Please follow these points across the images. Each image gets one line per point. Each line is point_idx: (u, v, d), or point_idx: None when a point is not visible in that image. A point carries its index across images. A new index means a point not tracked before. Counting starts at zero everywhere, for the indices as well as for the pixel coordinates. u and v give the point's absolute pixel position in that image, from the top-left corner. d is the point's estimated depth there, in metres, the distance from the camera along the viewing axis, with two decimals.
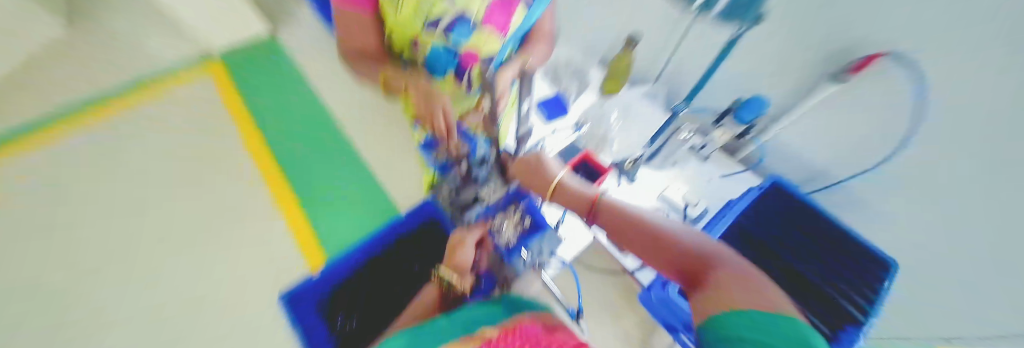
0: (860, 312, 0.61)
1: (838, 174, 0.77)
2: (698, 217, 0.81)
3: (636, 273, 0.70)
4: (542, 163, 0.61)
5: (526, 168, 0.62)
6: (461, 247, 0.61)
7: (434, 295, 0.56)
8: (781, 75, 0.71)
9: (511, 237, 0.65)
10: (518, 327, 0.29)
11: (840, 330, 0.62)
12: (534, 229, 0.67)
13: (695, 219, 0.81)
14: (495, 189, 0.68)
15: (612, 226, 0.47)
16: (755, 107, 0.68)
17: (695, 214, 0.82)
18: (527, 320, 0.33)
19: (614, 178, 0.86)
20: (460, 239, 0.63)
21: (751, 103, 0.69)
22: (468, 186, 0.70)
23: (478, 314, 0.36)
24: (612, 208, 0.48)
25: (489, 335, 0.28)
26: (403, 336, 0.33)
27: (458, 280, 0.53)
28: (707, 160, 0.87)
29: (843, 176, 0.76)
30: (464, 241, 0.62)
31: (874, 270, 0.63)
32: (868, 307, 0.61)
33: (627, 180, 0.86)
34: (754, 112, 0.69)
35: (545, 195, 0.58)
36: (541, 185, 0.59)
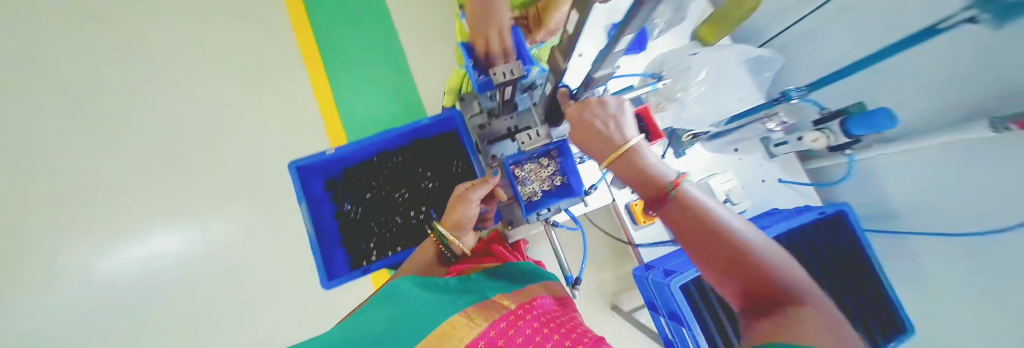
0: None
1: (907, 224, 0.64)
2: None
3: (640, 247, 0.69)
4: (609, 108, 0.40)
5: (590, 115, 0.39)
6: (462, 205, 0.46)
7: (429, 252, 0.49)
8: (926, 92, 0.53)
9: (537, 192, 0.53)
10: (532, 300, 0.35)
11: None
12: (565, 191, 0.53)
13: None
14: (538, 137, 0.42)
15: (676, 225, 0.38)
16: (882, 124, 0.51)
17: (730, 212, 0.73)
18: (532, 290, 0.40)
19: (661, 148, 0.75)
20: (462, 196, 0.47)
21: (877, 116, 0.52)
22: (505, 113, 0.50)
23: (490, 277, 0.43)
24: (688, 203, 0.36)
25: (505, 304, 0.35)
26: (427, 280, 0.40)
27: (462, 246, 0.49)
28: (772, 159, 0.75)
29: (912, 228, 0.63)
30: (467, 202, 0.46)
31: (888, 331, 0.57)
32: None
33: (673, 155, 0.74)
34: (878, 124, 0.52)
35: (603, 159, 0.40)
36: (603, 145, 0.39)
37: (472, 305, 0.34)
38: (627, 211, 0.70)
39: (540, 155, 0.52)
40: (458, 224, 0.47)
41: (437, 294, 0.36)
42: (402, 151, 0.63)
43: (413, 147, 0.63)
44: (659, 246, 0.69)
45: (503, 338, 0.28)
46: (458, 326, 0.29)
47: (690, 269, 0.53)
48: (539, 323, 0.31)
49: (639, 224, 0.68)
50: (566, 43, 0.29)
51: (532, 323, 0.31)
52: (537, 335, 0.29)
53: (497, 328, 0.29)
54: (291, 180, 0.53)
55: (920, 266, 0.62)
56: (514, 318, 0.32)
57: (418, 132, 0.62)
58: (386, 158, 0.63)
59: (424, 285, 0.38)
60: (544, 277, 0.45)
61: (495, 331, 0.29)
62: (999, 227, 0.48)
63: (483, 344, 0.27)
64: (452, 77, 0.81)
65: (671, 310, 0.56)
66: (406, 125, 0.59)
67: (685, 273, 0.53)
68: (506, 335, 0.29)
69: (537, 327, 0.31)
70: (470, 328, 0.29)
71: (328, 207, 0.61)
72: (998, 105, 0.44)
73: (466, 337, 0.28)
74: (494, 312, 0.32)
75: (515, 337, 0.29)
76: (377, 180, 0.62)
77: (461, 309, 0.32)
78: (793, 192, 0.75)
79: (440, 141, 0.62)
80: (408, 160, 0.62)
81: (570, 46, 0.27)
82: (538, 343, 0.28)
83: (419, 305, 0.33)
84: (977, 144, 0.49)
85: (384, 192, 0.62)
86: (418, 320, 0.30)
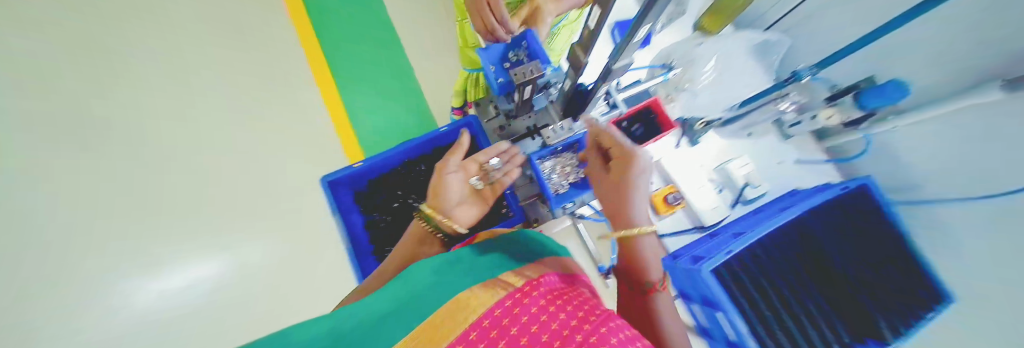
0: (892, 334, 0.51)
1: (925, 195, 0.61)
2: (753, 200, 0.72)
3: (665, 237, 0.72)
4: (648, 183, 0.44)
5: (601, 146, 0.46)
6: (438, 175, 0.44)
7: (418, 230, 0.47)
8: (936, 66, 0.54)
9: (563, 184, 0.52)
10: (537, 277, 0.32)
11: (860, 343, 0.53)
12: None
13: (749, 201, 0.72)
14: (563, 131, 0.49)
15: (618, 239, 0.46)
16: (894, 94, 0.56)
17: (751, 196, 0.72)
18: (549, 265, 0.38)
19: (674, 138, 0.76)
20: (438, 166, 0.45)
21: (888, 87, 0.56)
22: (523, 112, 0.52)
23: (498, 252, 0.40)
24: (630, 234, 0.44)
25: (510, 281, 0.32)
26: (437, 259, 0.39)
27: (449, 222, 0.44)
28: (787, 140, 0.75)
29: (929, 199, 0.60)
30: (442, 169, 0.44)
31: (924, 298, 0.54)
32: (904, 333, 0.51)
33: (687, 143, 0.75)
34: (890, 96, 0.56)
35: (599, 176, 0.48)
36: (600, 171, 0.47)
37: (478, 285, 0.32)
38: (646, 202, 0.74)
39: (565, 149, 0.54)
40: (439, 196, 0.44)
41: (445, 275, 0.35)
42: (424, 159, 0.65)
43: (433, 155, 0.65)
44: (679, 234, 0.72)
45: (508, 317, 0.26)
46: (461, 308, 0.27)
47: (719, 253, 0.54)
48: (546, 299, 0.29)
49: (660, 214, 0.71)
50: (586, 37, 0.30)
51: (538, 300, 0.28)
52: (543, 314, 0.27)
53: (502, 306, 0.27)
54: (322, 193, 0.57)
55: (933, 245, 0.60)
56: (520, 295, 0.29)
57: (438, 140, 0.65)
58: (410, 168, 0.65)
59: (432, 264, 0.37)
60: (560, 253, 0.45)
61: (500, 310, 0.27)
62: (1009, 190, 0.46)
63: (487, 322, 0.25)
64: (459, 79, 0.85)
65: (705, 296, 0.56)
66: (427, 133, 0.62)
67: (715, 257, 0.53)
68: (510, 314, 0.26)
69: (544, 305, 0.28)
70: (475, 308, 0.27)
71: (357, 218, 0.63)
72: (1011, 66, 0.43)
73: (471, 314, 0.26)
74: (499, 290, 0.29)
75: (520, 316, 0.26)
76: (403, 189, 0.64)
77: (467, 289, 0.31)
78: (814, 172, 0.75)
79: None
80: (430, 168, 0.64)
81: (592, 39, 0.29)
82: (543, 323, 0.26)
83: (424, 288, 0.32)
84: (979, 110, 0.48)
85: (410, 200, 0.63)
86: (420, 302, 0.29)
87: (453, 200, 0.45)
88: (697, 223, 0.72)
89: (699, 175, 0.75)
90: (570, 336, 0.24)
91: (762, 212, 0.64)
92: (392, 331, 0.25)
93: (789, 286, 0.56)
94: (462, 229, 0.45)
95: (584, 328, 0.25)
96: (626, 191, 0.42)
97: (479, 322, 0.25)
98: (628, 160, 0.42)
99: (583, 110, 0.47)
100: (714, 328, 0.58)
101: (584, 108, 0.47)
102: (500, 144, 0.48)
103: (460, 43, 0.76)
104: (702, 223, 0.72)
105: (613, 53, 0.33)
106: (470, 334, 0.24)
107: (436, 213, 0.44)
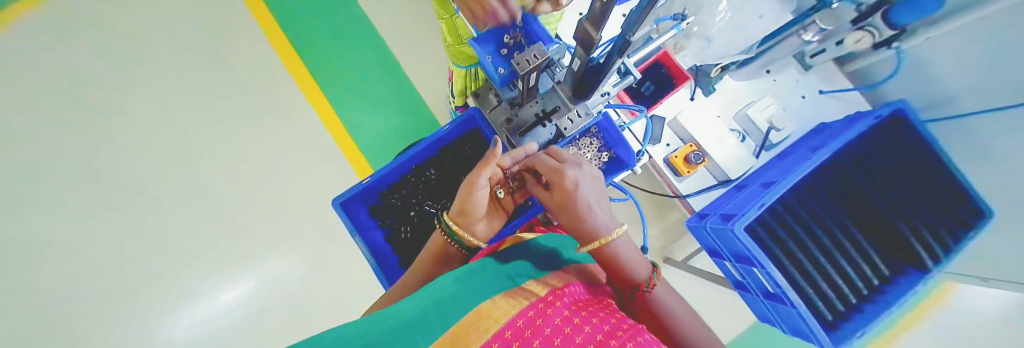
0: (932, 258, 0.47)
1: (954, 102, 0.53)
2: (779, 142, 0.68)
3: (687, 198, 0.71)
4: (592, 183, 0.39)
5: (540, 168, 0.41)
6: (470, 187, 0.39)
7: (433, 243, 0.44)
8: None
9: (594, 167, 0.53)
10: (561, 287, 0.30)
11: (899, 274, 0.48)
12: (617, 164, 0.54)
13: (774, 145, 0.68)
14: (579, 119, 0.46)
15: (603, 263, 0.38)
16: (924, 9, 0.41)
17: (776, 140, 0.68)
18: (575, 274, 0.36)
19: (689, 89, 0.71)
20: (468, 179, 0.40)
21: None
22: (529, 98, 0.47)
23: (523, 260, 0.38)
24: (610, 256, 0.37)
25: (535, 291, 0.30)
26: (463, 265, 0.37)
27: (473, 238, 0.42)
28: (809, 71, 0.69)
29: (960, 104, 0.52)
30: (473, 185, 0.39)
31: (965, 218, 0.47)
32: (944, 255, 0.47)
33: (702, 94, 0.71)
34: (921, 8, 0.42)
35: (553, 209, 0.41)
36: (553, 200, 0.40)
37: (499, 294, 0.29)
38: (666, 164, 0.71)
39: (582, 137, 0.53)
40: (466, 210, 0.41)
41: (468, 282, 0.33)
42: (432, 162, 0.64)
43: (440, 156, 0.63)
44: (704, 193, 0.70)
45: (530, 329, 0.23)
46: (479, 321, 0.25)
47: (751, 208, 0.50)
48: (570, 310, 0.26)
49: (682, 175, 0.69)
50: (595, 12, 0.25)
51: (562, 311, 0.26)
52: (569, 322, 0.24)
53: (525, 317, 0.25)
54: (337, 215, 0.57)
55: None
56: (543, 305, 0.26)
57: (440, 141, 0.64)
58: (420, 173, 0.63)
59: (455, 272, 0.35)
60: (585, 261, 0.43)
61: (522, 320, 0.24)
62: None
63: (509, 335, 0.23)
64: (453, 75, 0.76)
65: (738, 252, 0.54)
66: (431, 135, 0.61)
67: (746, 214, 0.50)
68: (533, 325, 0.24)
69: (570, 314, 0.25)
70: (497, 318, 0.25)
71: (378, 233, 0.62)
72: None
73: (491, 326, 0.24)
74: (522, 300, 0.28)
75: (543, 327, 0.24)
76: (417, 196, 0.63)
77: (489, 299, 0.28)
78: (838, 102, 0.68)
79: (464, 142, 0.63)
80: (440, 171, 0.63)
81: (603, 17, 0.24)
82: (567, 335, 0.23)
83: (445, 297, 0.30)
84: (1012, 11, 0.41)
85: (426, 206, 0.62)
86: (437, 314, 0.27)
87: (477, 216, 0.42)
88: (723, 177, 0.69)
89: (717, 126, 0.70)
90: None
91: (791, 156, 0.60)
92: (409, 338, 0.23)
93: (818, 223, 0.52)
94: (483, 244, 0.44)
95: (611, 343, 0.21)
96: (571, 211, 0.38)
97: (500, 333, 0.23)
98: (556, 181, 0.38)
99: (594, 87, 0.42)
100: (748, 280, 0.57)
101: (597, 85, 0.41)
102: (524, 147, 0.44)
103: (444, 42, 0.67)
104: (727, 176, 0.69)
105: (626, 25, 0.28)
106: (491, 344, 0.22)
107: (461, 229, 0.42)
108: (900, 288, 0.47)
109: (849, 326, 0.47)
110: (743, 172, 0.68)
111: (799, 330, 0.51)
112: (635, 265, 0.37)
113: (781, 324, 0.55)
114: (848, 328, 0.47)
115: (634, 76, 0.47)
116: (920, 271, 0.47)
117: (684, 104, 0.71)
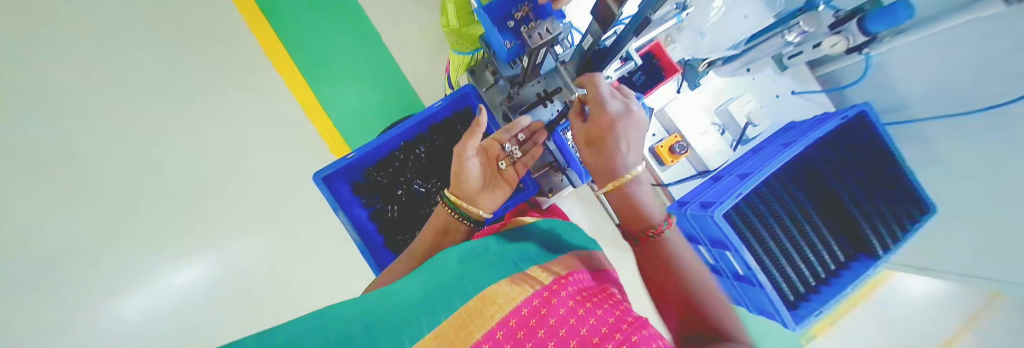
0: (882, 246, 0.53)
1: (921, 107, 0.58)
2: (753, 137, 0.73)
3: (669, 186, 0.76)
4: (636, 128, 0.38)
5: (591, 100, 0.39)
6: (460, 161, 0.41)
7: (436, 218, 0.44)
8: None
9: None
10: (566, 275, 0.30)
11: (853, 260, 0.55)
12: None
13: (749, 140, 0.73)
14: None
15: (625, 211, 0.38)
16: (896, 18, 0.43)
17: (751, 135, 0.73)
18: (573, 260, 0.36)
19: (676, 83, 0.73)
20: (456, 151, 0.42)
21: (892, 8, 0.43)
22: (533, 76, 0.48)
23: (523, 246, 0.39)
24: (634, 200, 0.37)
25: (539, 278, 0.30)
26: (466, 247, 0.37)
27: (478, 210, 0.44)
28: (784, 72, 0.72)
29: (926, 111, 0.57)
30: (462, 155, 0.41)
31: (911, 212, 0.54)
32: (892, 243, 0.53)
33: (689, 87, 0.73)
34: (890, 18, 0.44)
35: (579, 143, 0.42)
36: (591, 146, 0.40)
37: (505, 278, 0.30)
38: (651, 154, 0.74)
39: None
40: (462, 182, 0.43)
41: (472, 265, 0.33)
42: (423, 140, 0.62)
43: (432, 134, 0.62)
44: (685, 182, 0.75)
45: (535, 317, 0.24)
46: (485, 307, 0.25)
47: (729, 196, 0.51)
48: (574, 300, 0.26)
49: (666, 165, 0.73)
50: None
51: (566, 300, 0.26)
52: (573, 315, 0.25)
53: (530, 305, 0.25)
54: (318, 190, 0.55)
55: (932, 149, 0.57)
56: (548, 294, 0.27)
57: (431, 119, 0.62)
58: (410, 151, 0.61)
59: (457, 254, 0.35)
60: (587, 247, 0.44)
61: (527, 308, 0.25)
62: (1007, 101, 0.44)
63: (515, 323, 0.23)
64: (452, 61, 0.75)
65: (714, 238, 0.58)
66: (423, 111, 0.59)
67: (725, 202, 0.51)
68: (538, 314, 0.24)
69: (574, 306, 0.26)
70: (501, 305, 0.25)
71: (363, 211, 0.62)
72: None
73: (497, 313, 0.24)
74: (527, 287, 0.28)
75: (548, 317, 0.24)
76: (405, 175, 0.61)
77: (494, 285, 0.28)
78: (806, 102, 0.73)
79: (456, 121, 0.61)
80: (432, 150, 0.61)
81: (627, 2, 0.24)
82: (571, 326, 0.23)
83: (449, 278, 0.30)
84: (982, 25, 0.45)
85: (415, 186, 0.61)
86: (443, 296, 0.26)
87: (474, 187, 0.44)
88: (703, 169, 0.74)
89: (699, 118, 0.74)
90: (602, 343, 0.21)
91: (765, 150, 0.64)
92: (415, 324, 0.23)
93: (788, 213, 0.57)
94: (487, 214, 0.44)
95: (615, 337, 0.22)
96: (604, 147, 0.38)
97: (505, 321, 0.23)
98: (600, 112, 0.37)
99: (598, 71, 0.43)
100: (721, 264, 0.61)
101: (601, 69, 0.43)
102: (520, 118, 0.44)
103: (441, 24, 0.65)
104: (707, 167, 0.73)
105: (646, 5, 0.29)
106: (498, 332, 0.22)
107: (461, 200, 0.43)
108: (853, 272, 0.53)
109: (808, 306, 0.53)
110: (721, 164, 0.73)
111: (764, 309, 0.57)
112: (652, 210, 0.36)
113: (748, 305, 0.61)
114: (807, 307, 0.53)
115: (634, 62, 0.51)
116: (869, 258, 0.53)
117: (670, 96, 0.74)
